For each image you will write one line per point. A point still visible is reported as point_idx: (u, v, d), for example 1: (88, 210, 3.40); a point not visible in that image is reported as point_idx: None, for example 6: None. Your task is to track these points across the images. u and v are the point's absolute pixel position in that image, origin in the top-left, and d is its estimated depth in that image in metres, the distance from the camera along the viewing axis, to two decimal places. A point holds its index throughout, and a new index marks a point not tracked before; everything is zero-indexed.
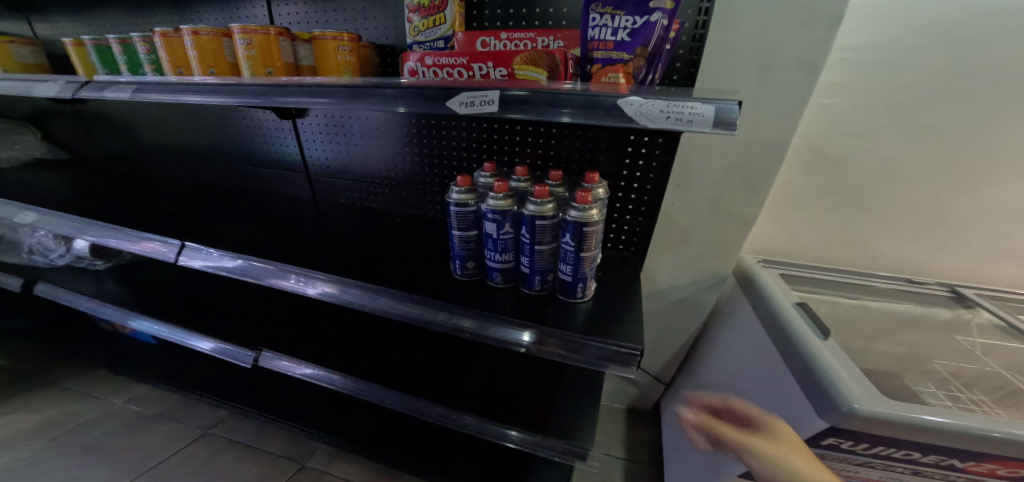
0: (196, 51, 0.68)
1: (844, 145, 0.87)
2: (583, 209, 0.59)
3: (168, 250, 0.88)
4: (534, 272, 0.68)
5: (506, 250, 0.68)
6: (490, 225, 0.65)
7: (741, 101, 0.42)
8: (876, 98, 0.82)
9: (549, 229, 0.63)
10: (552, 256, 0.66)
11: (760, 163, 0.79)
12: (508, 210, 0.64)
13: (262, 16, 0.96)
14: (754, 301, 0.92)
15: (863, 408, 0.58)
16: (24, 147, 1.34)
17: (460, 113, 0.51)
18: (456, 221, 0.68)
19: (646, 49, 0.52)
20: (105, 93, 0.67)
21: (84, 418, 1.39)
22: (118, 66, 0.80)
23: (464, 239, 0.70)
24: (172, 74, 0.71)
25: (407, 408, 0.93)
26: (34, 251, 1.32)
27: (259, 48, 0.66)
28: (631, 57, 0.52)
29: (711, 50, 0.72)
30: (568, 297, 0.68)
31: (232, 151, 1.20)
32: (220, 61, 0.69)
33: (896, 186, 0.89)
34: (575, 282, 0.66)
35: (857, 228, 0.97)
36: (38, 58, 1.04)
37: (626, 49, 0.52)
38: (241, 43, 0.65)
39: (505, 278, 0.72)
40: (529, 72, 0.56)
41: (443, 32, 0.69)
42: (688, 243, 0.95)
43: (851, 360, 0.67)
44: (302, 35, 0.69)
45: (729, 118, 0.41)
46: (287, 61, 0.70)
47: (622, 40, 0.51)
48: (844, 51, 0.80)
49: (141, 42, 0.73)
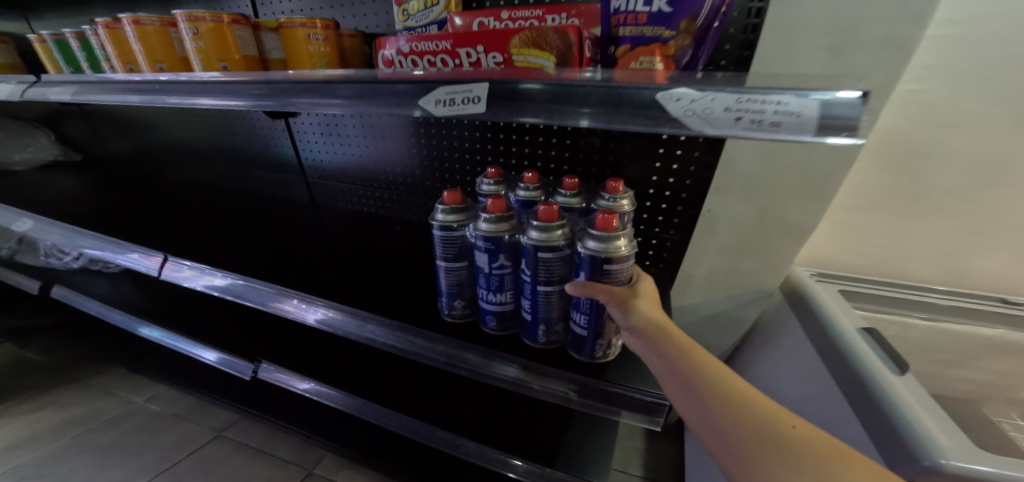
0: (140, 45, 0.61)
1: (932, 140, 0.71)
2: (603, 240, 0.49)
3: (153, 264, 0.86)
4: (538, 320, 0.57)
5: (501, 289, 0.58)
6: (480, 257, 0.56)
7: (871, 90, 0.27)
8: (982, 83, 0.65)
9: (558, 264, 0.53)
10: (562, 299, 0.56)
11: (822, 164, 0.65)
12: (504, 239, 0.55)
13: (244, 7, 0.88)
14: (806, 321, 0.79)
15: (951, 463, 0.46)
16: (37, 150, 1.29)
17: (438, 113, 0.42)
18: (442, 249, 0.59)
19: (694, 23, 0.39)
20: (46, 95, 0.65)
21: (103, 417, 1.35)
22: (79, 64, 0.75)
23: (453, 273, 0.60)
24: (121, 71, 0.65)
25: (408, 430, 0.88)
26: (51, 254, 1.26)
27: (211, 40, 0.57)
28: (673, 34, 0.40)
29: (768, 29, 0.58)
30: (586, 356, 0.56)
31: (232, 152, 1.15)
32: (171, 56, 0.63)
33: (997, 191, 0.73)
34: (592, 339, 0.55)
35: (942, 236, 0.81)
36: (8, 57, 0.92)
37: (666, 24, 0.40)
38: (188, 34, 0.56)
39: (501, 319, 0.61)
40: (531, 58, 0.43)
41: (437, 14, 0.59)
42: (725, 255, 0.82)
43: (934, 401, 0.55)
44: (267, 23, 0.61)
45: (838, 119, 0.28)
46: (248, 54, 0.61)
47: (659, 11, 0.40)
48: (942, 26, 0.64)
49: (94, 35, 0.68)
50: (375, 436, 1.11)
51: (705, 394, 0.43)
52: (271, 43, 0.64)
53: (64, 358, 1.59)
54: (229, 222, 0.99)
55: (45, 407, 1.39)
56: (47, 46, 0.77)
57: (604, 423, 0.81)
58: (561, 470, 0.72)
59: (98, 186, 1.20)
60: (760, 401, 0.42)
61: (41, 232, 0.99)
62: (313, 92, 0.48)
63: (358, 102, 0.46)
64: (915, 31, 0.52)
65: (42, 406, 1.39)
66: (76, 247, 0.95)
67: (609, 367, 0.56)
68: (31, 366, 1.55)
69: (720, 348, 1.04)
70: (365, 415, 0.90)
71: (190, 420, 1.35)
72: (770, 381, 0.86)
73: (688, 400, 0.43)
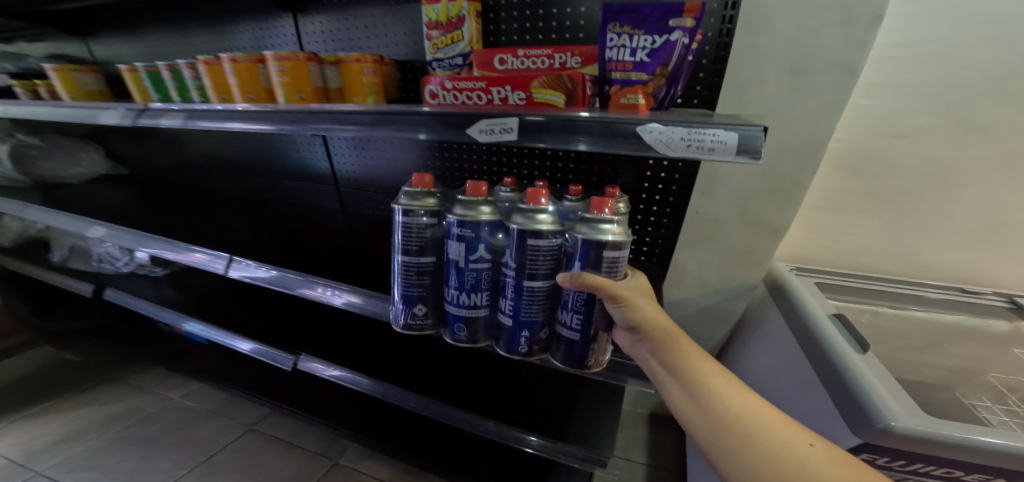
0: (236, 79, 0.72)
1: (887, 148, 0.83)
2: (595, 227, 0.51)
3: (218, 262, 0.94)
4: (520, 325, 0.59)
5: (474, 289, 0.60)
6: (455, 246, 0.58)
7: (768, 126, 0.40)
8: (922, 99, 0.77)
9: (546, 254, 0.55)
10: (547, 299, 0.58)
11: (792, 168, 0.78)
12: (480, 229, 0.58)
13: (290, 33, 1.04)
14: (786, 311, 0.88)
15: (900, 425, 0.56)
16: (89, 166, 1.41)
17: (480, 140, 0.52)
18: (405, 241, 0.60)
19: (666, 69, 0.51)
20: (158, 121, 0.68)
21: (145, 413, 1.46)
22: (168, 92, 0.85)
23: (416, 264, 0.61)
24: (216, 100, 0.75)
25: (431, 412, 0.93)
26: (103, 260, 1.40)
27: (291, 75, 0.70)
28: (650, 77, 0.51)
29: (738, 56, 0.73)
30: (576, 364, 0.58)
31: (268, 166, 1.27)
32: (257, 88, 0.73)
33: (947, 191, 0.84)
34: (585, 343, 0.57)
35: (904, 233, 0.91)
36: (101, 84, 0.99)
37: (645, 70, 0.51)
38: (275, 70, 0.69)
39: (469, 331, 0.62)
40: (548, 96, 0.55)
41: (461, 49, 0.72)
42: (712, 249, 0.93)
43: (892, 377, 0.64)
44: (328, 57, 0.71)
45: (753, 145, 0.39)
46: (317, 85, 0.73)
47: (641, 61, 0.51)
48: (887, 49, 0.76)
49: (188, 69, 0.78)
50: (397, 424, 1.21)
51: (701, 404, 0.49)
52: (329, 73, 0.73)
53: (103, 360, 1.71)
54: (267, 227, 1.10)
55: (89, 404, 1.50)
56: (139, 75, 0.86)
57: (607, 405, 0.91)
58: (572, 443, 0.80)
59: (143, 198, 1.31)
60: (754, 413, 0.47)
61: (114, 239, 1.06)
62: (322, 119, 0.60)
63: (368, 128, 0.58)
64: (862, 56, 0.67)
65: (86, 404, 1.50)
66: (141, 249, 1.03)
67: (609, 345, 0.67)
68: (71, 368, 1.66)
69: (714, 340, 1.13)
70: (392, 400, 0.98)
71: (225, 416, 1.46)
72: (757, 366, 0.95)
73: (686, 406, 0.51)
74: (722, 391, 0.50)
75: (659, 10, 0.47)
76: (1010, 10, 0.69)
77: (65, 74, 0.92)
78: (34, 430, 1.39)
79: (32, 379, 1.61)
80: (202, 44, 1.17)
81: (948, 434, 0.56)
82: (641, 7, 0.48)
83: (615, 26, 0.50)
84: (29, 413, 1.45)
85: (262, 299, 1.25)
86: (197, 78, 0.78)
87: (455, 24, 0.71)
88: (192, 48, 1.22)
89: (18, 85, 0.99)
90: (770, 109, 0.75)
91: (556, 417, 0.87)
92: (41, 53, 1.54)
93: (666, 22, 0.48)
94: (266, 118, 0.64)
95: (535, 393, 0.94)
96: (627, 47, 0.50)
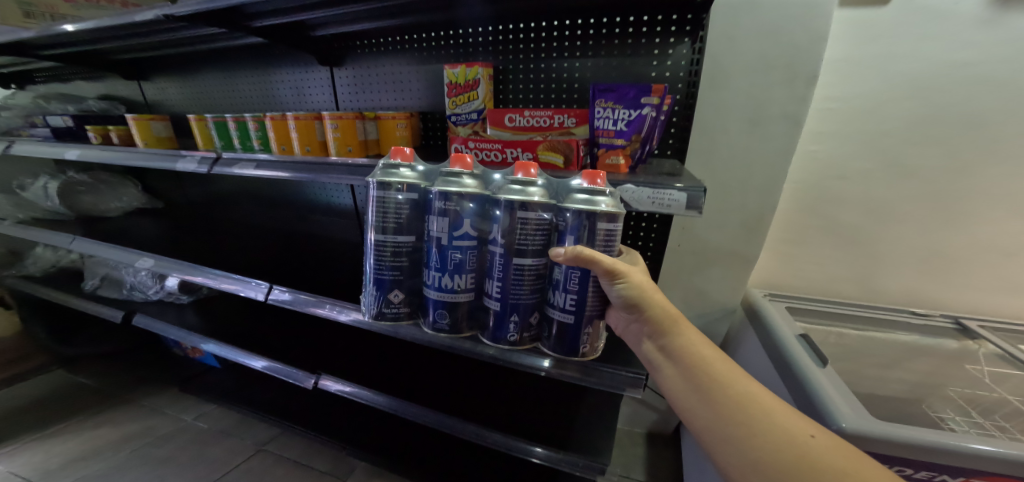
0: (297, 133, 0.85)
1: (834, 187, 0.99)
2: (591, 195, 0.57)
3: (258, 291, 1.00)
4: (508, 309, 0.66)
5: (457, 270, 0.66)
6: (438, 222, 0.64)
7: (707, 188, 0.57)
8: (857, 145, 0.94)
9: (535, 229, 0.61)
10: (535, 278, 0.64)
11: (756, 204, 0.95)
12: (464, 203, 0.63)
13: (324, 78, 1.21)
14: (759, 332, 0.99)
15: (849, 426, 0.66)
16: (129, 199, 1.55)
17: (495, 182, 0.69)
18: (375, 212, 0.66)
19: (640, 135, 0.67)
20: (235, 170, 0.83)
21: (158, 433, 1.49)
22: (232, 140, 0.98)
23: (392, 242, 0.67)
24: (276, 149, 0.88)
25: (443, 424, 0.96)
26: (135, 288, 1.49)
27: (343, 131, 0.82)
28: (628, 142, 0.67)
29: (704, 105, 0.91)
30: (568, 352, 0.66)
31: (295, 201, 1.41)
32: (313, 140, 0.86)
33: (887, 223, 0.99)
34: (579, 326, 0.64)
35: (859, 261, 1.05)
36: (170, 131, 1.12)
37: (623, 136, 0.67)
38: (331, 127, 0.82)
39: (451, 319, 0.69)
40: (549, 157, 0.74)
41: (476, 106, 0.86)
42: (691, 274, 1.07)
43: (846, 386, 0.75)
44: (370, 115, 0.87)
45: (698, 202, 0.57)
46: (361, 139, 0.86)
47: (620, 129, 0.67)
48: (825, 102, 0.93)
49: (253, 122, 0.91)
50: (408, 440, 1.28)
51: (702, 384, 0.53)
52: (369, 128, 0.88)
53: (118, 381, 1.76)
54: (295, 253, 1.21)
55: (104, 424, 1.53)
56: (207, 124, 1.00)
57: (604, 418, 1.00)
58: (574, 453, 0.88)
59: (175, 229, 1.42)
60: (753, 397, 0.51)
61: (162, 269, 1.14)
62: (341, 169, 0.75)
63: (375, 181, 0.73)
64: (801, 109, 0.85)
65: (100, 424, 1.53)
66: (187, 277, 1.10)
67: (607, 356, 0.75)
68: (84, 389, 1.70)
69: None
70: (403, 413, 1.00)
71: (236, 435, 1.48)
72: None
73: (687, 386, 0.54)
74: (721, 375, 0.54)
75: (633, 91, 0.64)
76: (919, 76, 0.87)
77: (143, 123, 1.05)
78: (49, 450, 1.41)
79: (45, 400, 1.64)
80: (246, 83, 1.34)
81: (889, 432, 0.66)
82: (621, 88, 0.64)
83: (601, 101, 0.66)
84: (45, 433, 1.49)
85: (283, 321, 1.35)
86: (261, 130, 0.91)
87: (470, 85, 0.85)
88: (235, 94, 1.39)
89: (92, 129, 1.12)
90: (734, 154, 0.92)
91: (561, 433, 0.94)
92: (93, 92, 1.71)
93: (638, 100, 0.64)
94: (320, 170, 0.78)
95: (538, 409, 1.01)
96: (610, 118, 0.66)
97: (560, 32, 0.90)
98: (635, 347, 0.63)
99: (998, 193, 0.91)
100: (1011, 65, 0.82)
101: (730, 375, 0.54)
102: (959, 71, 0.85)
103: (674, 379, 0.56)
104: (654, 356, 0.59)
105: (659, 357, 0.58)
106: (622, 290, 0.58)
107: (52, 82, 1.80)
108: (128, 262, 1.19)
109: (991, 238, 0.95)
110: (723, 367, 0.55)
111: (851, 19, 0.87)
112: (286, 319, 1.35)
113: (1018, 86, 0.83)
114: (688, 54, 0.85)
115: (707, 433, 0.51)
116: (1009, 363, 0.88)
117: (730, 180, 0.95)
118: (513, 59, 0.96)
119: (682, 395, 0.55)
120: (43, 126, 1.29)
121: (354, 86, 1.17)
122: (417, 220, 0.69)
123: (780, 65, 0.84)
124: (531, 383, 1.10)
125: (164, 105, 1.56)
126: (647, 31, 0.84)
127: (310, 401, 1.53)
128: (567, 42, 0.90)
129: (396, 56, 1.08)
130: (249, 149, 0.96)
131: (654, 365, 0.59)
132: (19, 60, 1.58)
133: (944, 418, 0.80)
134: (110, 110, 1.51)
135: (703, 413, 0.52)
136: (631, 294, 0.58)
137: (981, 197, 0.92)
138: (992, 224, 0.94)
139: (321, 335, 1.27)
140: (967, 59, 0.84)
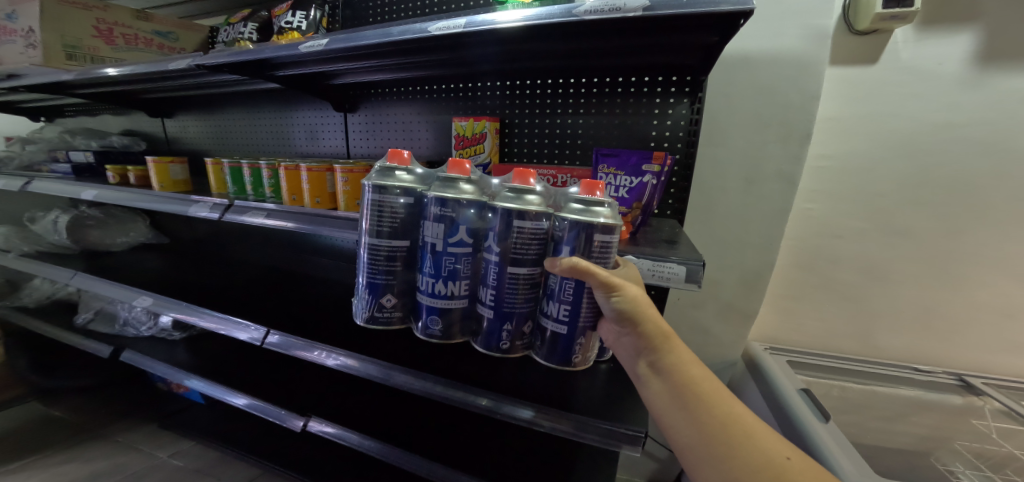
0: (309, 184, 0.89)
1: (829, 244, 1.02)
2: (586, 204, 0.56)
3: (257, 333, 0.98)
4: (503, 318, 0.63)
5: (451, 277, 0.63)
6: (433, 228, 0.62)
7: (705, 262, 0.60)
8: (849, 205, 0.98)
9: (531, 237, 0.59)
10: (529, 287, 0.62)
11: (753, 259, 0.98)
12: (462, 210, 0.61)
13: (336, 121, 1.26)
14: (762, 387, 0.97)
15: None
16: (135, 234, 1.62)
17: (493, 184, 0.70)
18: (367, 216, 0.63)
19: (640, 203, 0.74)
20: (245, 217, 0.92)
21: (130, 470, 1.39)
22: (245, 185, 1.02)
23: (386, 247, 0.64)
24: (286, 198, 0.92)
25: (435, 476, 0.93)
26: (129, 322, 1.47)
27: (353, 185, 0.85)
28: (630, 209, 0.74)
29: (702, 163, 0.96)
30: (562, 361, 0.62)
31: (304, 243, 1.47)
32: (323, 192, 0.90)
33: (886, 277, 1.00)
34: (572, 336, 0.61)
35: (858, 316, 1.05)
36: (185, 174, 1.16)
37: (626, 203, 0.74)
38: (342, 180, 0.85)
39: (444, 326, 0.66)
40: None
41: (482, 159, 0.91)
42: (692, 323, 1.08)
43: (851, 444, 0.73)
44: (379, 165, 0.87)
45: (695, 276, 0.60)
46: None
47: (623, 196, 0.74)
48: (819, 160, 0.98)
49: (268, 170, 0.95)
50: None
51: (693, 407, 0.49)
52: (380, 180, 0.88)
53: (97, 412, 1.67)
54: (299, 291, 1.22)
55: (73, 460, 1.43)
56: (221, 167, 1.05)
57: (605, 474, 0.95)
58: None
59: (179, 266, 1.43)
60: (742, 427, 0.47)
61: (159, 306, 1.14)
62: (354, 227, 0.80)
63: None
64: (794, 169, 0.90)
65: (68, 459, 1.43)
66: (185, 314, 1.10)
67: (609, 411, 0.73)
68: (58, 421, 1.61)
69: None
70: (394, 462, 0.97)
71: (211, 477, 1.36)
72: None
73: (675, 407, 0.49)
74: (713, 399, 0.49)
75: (634, 159, 0.72)
76: (907, 134, 0.91)
77: (162, 166, 1.10)
78: None
79: (17, 431, 1.55)
80: (261, 120, 1.40)
81: None
82: (623, 155, 0.73)
83: (605, 167, 0.74)
84: (12, 466, 1.39)
85: (276, 358, 1.32)
86: (274, 178, 0.95)
87: (477, 138, 0.90)
88: (250, 133, 1.44)
89: (111, 169, 1.21)
90: (731, 212, 0.96)
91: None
92: (116, 127, 1.78)
93: (640, 167, 0.72)
94: (331, 223, 0.84)
95: (529, 458, 0.98)
96: (613, 183, 0.74)
97: (565, 91, 0.95)
98: (620, 359, 0.58)
99: (990, 252, 0.93)
100: (992, 133, 0.87)
101: (717, 394, 0.50)
102: (947, 131, 0.89)
103: (659, 397, 0.51)
104: (642, 370, 0.54)
105: (647, 372, 0.53)
106: (616, 304, 0.54)
107: (80, 116, 1.90)
108: (125, 299, 1.19)
109: (986, 297, 0.97)
110: (714, 390, 0.50)
111: (841, 77, 0.92)
112: (280, 358, 1.33)
113: (1000, 149, 0.87)
114: (688, 113, 0.88)
115: (689, 455, 0.48)
116: (1017, 420, 0.86)
117: (730, 237, 0.98)
118: (517, 111, 1.01)
119: (667, 416, 0.50)
120: (64, 162, 1.38)
121: (365, 132, 1.22)
122: (415, 226, 0.66)
123: (775, 128, 0.89)
124: (530, 432, 1.06)
125: (178, 137, 1.64)
126: (648, 91, 0.89)
127: (296, 441, 1.46)
128: (571, 99, 0.96)
129: (407, 104, 1.14)
130: (262, 195, 1.00)
131: (641, 378, 0.54)
132: (50, 96, 1.67)
133: (954, 471, 0.81)
134: (130, 146, 1.58)
135: (688, 434, 0.48)
136: (625, 308, 0.54)
137: (974, 255, 0.94)
138: (988, 283, 0.95)
139: (310, 375, 1.24)
140: (953, 119, 0.88)
